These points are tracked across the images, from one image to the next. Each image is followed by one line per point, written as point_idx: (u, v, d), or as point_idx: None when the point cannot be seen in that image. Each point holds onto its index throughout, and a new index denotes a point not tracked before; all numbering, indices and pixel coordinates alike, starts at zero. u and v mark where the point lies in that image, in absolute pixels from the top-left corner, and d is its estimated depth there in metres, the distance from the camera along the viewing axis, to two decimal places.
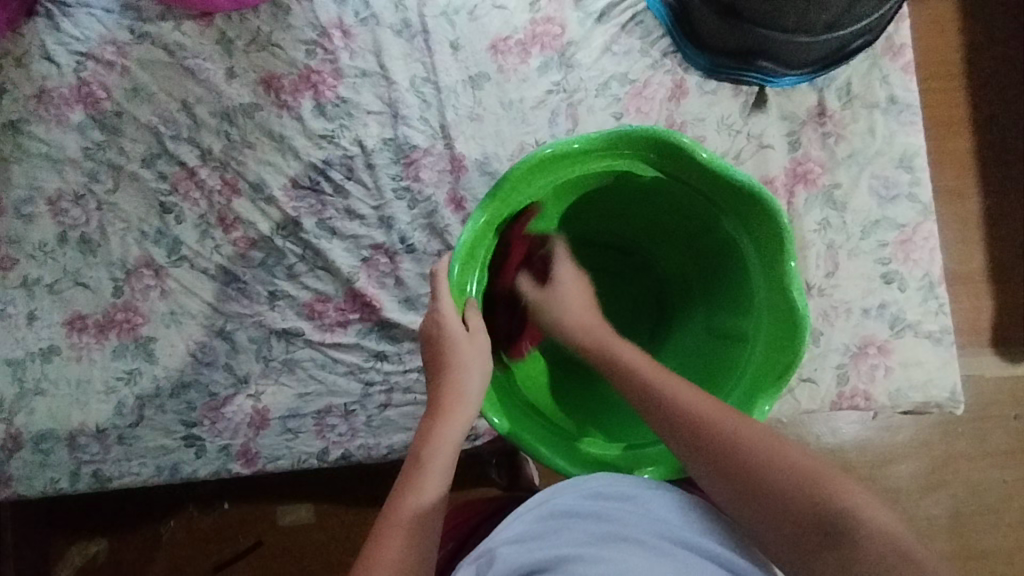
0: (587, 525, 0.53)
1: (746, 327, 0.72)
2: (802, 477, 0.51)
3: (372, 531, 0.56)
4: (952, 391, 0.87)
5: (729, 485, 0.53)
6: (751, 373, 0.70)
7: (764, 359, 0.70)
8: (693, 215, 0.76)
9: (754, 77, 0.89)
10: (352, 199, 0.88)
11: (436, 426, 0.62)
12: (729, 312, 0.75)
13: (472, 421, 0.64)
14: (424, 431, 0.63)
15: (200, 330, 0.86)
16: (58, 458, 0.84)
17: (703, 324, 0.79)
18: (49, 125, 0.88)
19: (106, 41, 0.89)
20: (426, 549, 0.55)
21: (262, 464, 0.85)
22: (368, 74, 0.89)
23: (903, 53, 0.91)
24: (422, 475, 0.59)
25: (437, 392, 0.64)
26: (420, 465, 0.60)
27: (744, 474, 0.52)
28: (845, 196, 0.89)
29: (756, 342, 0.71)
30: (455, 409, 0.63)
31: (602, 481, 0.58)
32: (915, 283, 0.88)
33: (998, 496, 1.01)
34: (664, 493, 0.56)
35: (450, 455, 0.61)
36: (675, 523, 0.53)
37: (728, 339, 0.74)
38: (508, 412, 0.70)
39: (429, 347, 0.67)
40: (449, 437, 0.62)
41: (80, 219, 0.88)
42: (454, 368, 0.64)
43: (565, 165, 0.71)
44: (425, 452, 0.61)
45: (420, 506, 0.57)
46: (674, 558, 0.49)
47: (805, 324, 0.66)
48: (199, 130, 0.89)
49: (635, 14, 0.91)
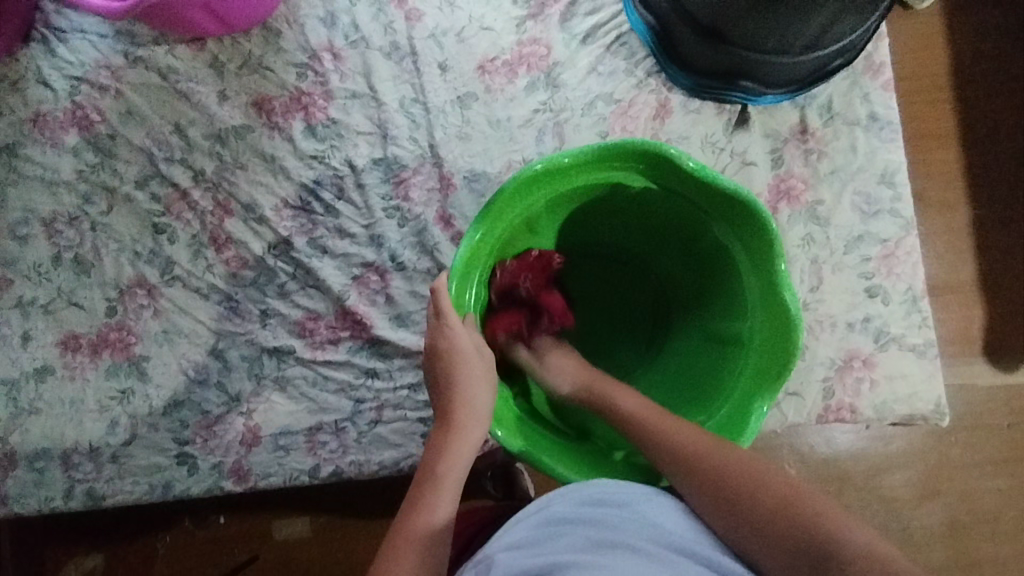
0: (585, 530, 0.53)
1: (741, 330, 0.72)
2: (785, 502, 0.55)
3: (383, 548, 0.57)
4: (937, 404, 0.89)
5: (722, 503, 0.57)
6: (750, 377, 0.70)
7: (760, 365, 0.70)
8: (681, 224, 0.76)
9: (736, 97, 0.90)
10: (343, 218, 0.89)
11: (448, 441, 0.63)
12: (725, 318, 0.75)
13: (483, 437, 0.65)
14: (436, 447, 0.63)
15: (193, 349, 0.87)
16: (52, 477, 0.85)
17: (698, 330, 0.79)
18: (44, 148, 0.90)
19: (100, 66, 0.91)
20: (440, 555, 0.56)
21: (254, 481, 0.85)
22: (358, 95, 0.91)
23: (884, 71, 0.93)
24: (436, 491, 0.60)
25: (446, 408, 0.65)
26: (434, 481, 0.61)
27: (742, 496, 0.56)
28: (828, 212, 0.90)
29: (752, 347, 0.71)
30: (467, 424, 0.64)
31: (600, 486, 0.58)
32: (898, 297, 0.89)
33: (992, 505, 1.02)
34: (658, 496, 0.57)
35: (462, 470, 0.62)
36: (672, 529, 0.54)
37: (724, 343, 0.74)
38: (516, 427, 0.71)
39: (436, 363, 0.67)
40: (463, 453, 0.63)
41: (75, 240, 0.89)
42: (462, 383, 0.65)
43: (555, 180, 0.72)
44: (438, 467, 0.62)
45: (432, 524, 0.58)
46: (674, 564, 0.50)
47: (798, 325, 0.67)
48: (191, 152, 0.90)
49: (619, 35, 0.93)
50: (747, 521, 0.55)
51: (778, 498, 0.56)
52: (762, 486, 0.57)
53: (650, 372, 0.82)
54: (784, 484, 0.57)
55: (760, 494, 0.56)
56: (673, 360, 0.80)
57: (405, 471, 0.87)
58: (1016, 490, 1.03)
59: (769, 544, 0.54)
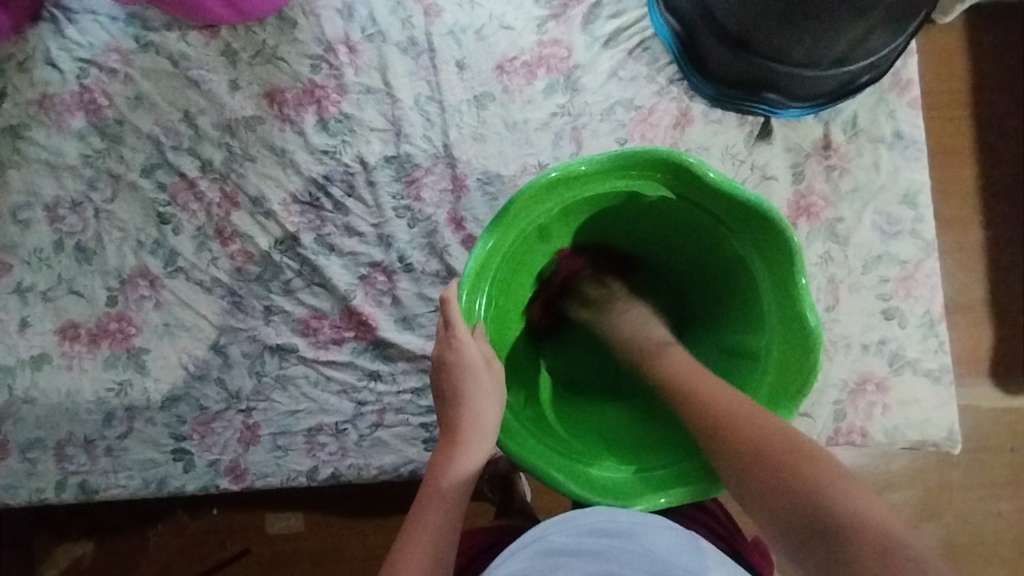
0: (587, 563, 0.52)
1: (756, 345, 0.70)
2: (793, 467, 0.53)
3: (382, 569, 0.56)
4: (950, 430, 0.87)
5: (738, 464, 0.56)
6: (766, 396, 0.68)
7: (778, 380, 0.68)
8: (697, 235, 0.74)
9: (761, 108, 0.88)
10: (352, 216, 0.87)
11: (453, 457, 0.62)
12: (739, 331, 0.73)
13: (489, 453, 0.63)
14: (440, 463, 0.62)
15: (193, 344, 0.86)
16: (45, 468, 0.84)
17: (712, 343, 0.77)
18: (49, 131, 0.88)
19: (110, 49, 0.89)
20: None
21: (251, 480, 0.84)
22: (373, 91, 0.89)
23: (911, 88, 0.90)
24: (439, 510, 0.59)
25: (452, 421, 0.64)
26: (436, 500, 0.60)
27: (753, 456, 0.55)
28: (847, 230, 0.88)
29: (768, 364, 0.69)
30: (472, 441, 0.62)
31: (596, 515, 0.56)
32: (915, 320, 0.87)
33: (992, 529, 1.01)
34: (655, 527, 0.56)
35: (464, 489, 0.61)
36: (672, 560, 0.52)
37: (739, 358, 0.72)
38: (524, 435, 0.68)
39: (442, 374, 0.65)
40: (466, 469, 0.62)
41: (77, 227, 0.87)
42: (470, 397, 0.63)
43: (572, 188, 0.69)
44: (440, 485, 0.61)
45: (434, 547, 0.57)
46: None
47: (818, 341, 0.64)
48: (200, 141, 0.88)
49: (643, 40, 0.91)
50: (757, 474, 0.54)
51: (786, 460, 0.54)
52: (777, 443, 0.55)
53: None
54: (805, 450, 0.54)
55: (771, 454, 0.55)
56: None
57: (404, 476, 0.85)
58: (1016, 515, 1.01)
59: (779, 505, 0.52)
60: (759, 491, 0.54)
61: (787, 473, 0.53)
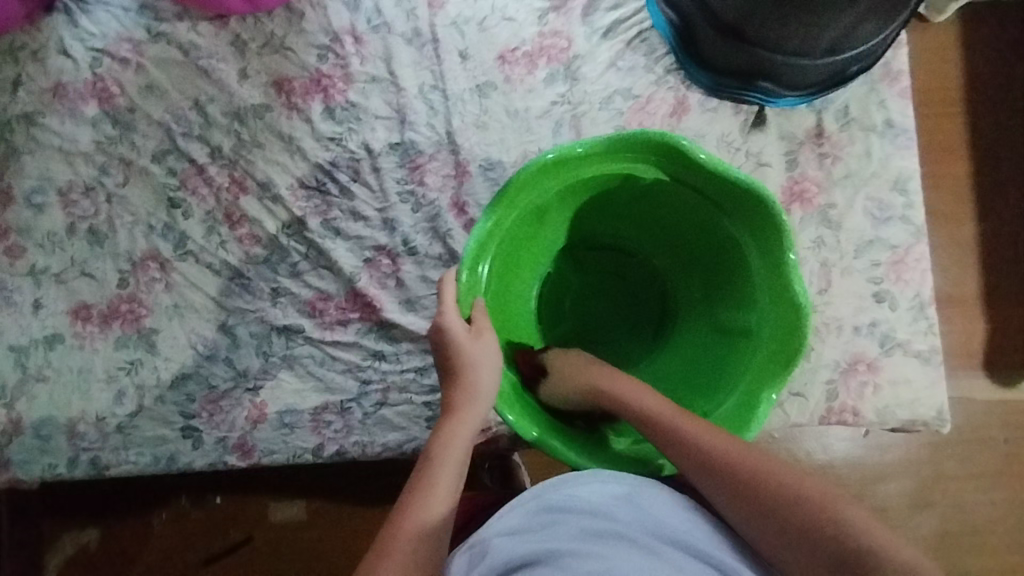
0: (583, 519, 0.54)
1: (749, 321, 0.72)
2: (813, 512, 0.52)
3: (377, 544, 0.55)
4: (939, 411, 0.89)
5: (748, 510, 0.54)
6: (758, 367, 0.70)
7: (769, 353, 0.70)
8: (691, 216, 0.76)
9: (755, 96, 0.90)
10: (357, 201, 0.90)
11: (447, 424, 0.64)
12: (732, 308, 0.75)
13: (485, 418, 0.65)
14: (436, 433, 0.64)
15: (203, 325, 0.88)
16: (57, 445, 0.86)
17: (706, 320, 0.79)
18: (63, 118, 0.90)
19: (122, 39, 0.91)
20: (441, 534, 0.56)
21: (259, 457, 0.86)
22: (378, 80, 0.91)
23: (901, 79, 0.93)
24: (435, 472, 0.60)
25: (449, 393, 0.66)
26: (432, 463, 0.61)
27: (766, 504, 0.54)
28: (840, 216, 0.91)
29: (760, 337, 0.71)
30: (466, 407, 0.64)
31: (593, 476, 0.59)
32: (906, 303, 0.89)
33: (984, 518, 1.03)
34: (650, 486, 0.58)
35: (460, 452, 0.62)
36: (666, 519, 0.54)
37: (732, 334, 0.75)
38: (520, 407, 0.70)
39: (438, 353, 0.68)
40: (460, 439, 0.63)
41: (90, 211, 0.89)
42: (462, 369, 0.65)
43: (568, 169, 0.72)
44: (435, 452, 0.62)
45: (429, 511, 0.57)
46: (664, 554, 0.51)
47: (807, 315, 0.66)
48: (209, 128, 0.90)
49: (641, 31, 0.93)
50: (777, 524, 0.53)
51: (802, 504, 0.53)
52: (786, 488, 0.54)
53: (654, 362, 0.82)
54: (817, 492, 0.53)
55: (786, 501, 0.53)
56: (679, 350, 0.81)
57: (408, 454, 0.87)
58: (1009, 505, 1.03)
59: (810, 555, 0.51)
60: (784, 540, 0.52)
61: (808, 519, 0.52)
